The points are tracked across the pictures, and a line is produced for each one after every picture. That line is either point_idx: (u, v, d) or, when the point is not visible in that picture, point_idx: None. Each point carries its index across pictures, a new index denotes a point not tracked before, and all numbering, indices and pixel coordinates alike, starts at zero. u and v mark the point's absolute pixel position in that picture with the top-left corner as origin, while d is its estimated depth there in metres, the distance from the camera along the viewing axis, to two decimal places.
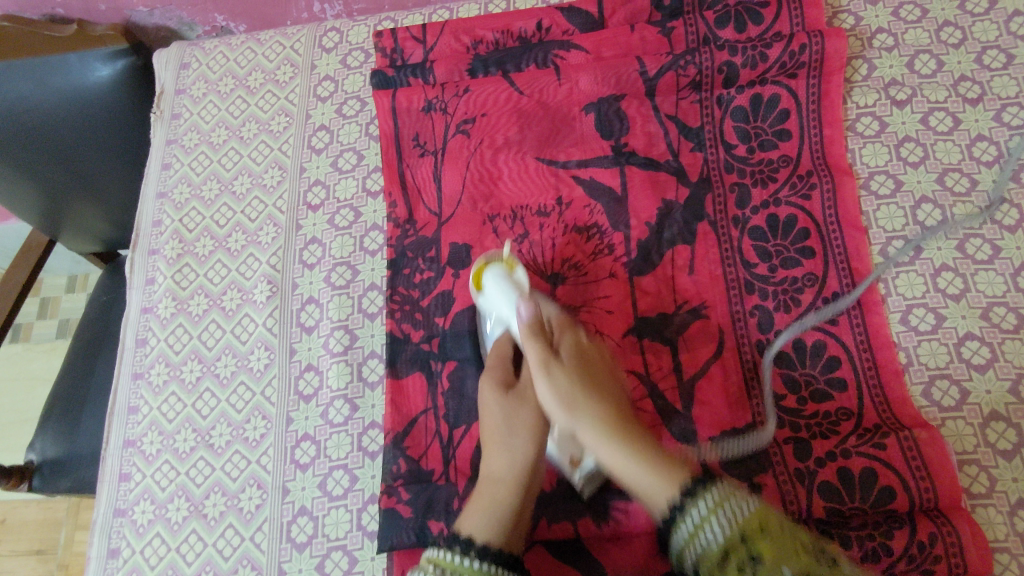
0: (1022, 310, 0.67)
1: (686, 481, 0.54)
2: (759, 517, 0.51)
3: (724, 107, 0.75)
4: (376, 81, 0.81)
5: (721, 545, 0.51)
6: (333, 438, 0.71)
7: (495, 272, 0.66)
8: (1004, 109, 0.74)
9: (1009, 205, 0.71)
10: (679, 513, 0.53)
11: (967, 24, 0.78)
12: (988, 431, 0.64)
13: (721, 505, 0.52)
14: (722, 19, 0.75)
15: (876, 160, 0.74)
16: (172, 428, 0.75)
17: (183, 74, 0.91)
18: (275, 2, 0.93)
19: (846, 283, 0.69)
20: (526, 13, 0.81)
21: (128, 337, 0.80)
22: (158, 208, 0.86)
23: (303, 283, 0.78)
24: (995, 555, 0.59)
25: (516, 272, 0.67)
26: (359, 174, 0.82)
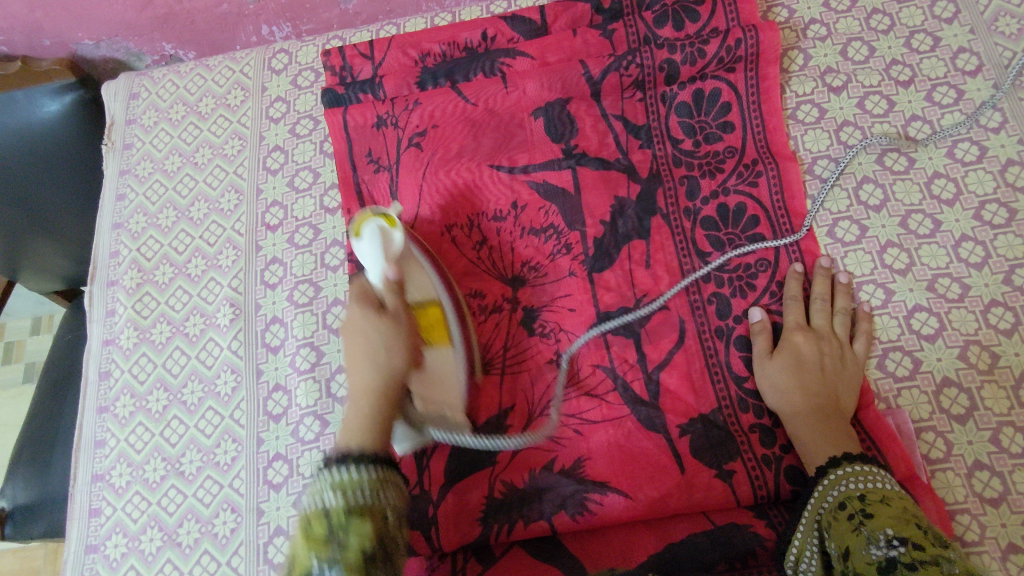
0: (965, 279, 0.69)
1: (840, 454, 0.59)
2: (896, 501, 0.54)
3: (668, 104, 0.77)
4: (327, 99, 0.82)
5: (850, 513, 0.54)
6: (306, 455, 0.71)
7: (372, 228, 0.65)
8: (934, 89, 0.77)
9: (946, 179, 0.73)
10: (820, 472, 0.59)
11: (894, 11, 0.81)
12: (941, 398, 0.66)
13: (859, 476, 0.57)
14: (661, 19, 0.77)
15: (817, 146, 0.77)
16: (140, 458, 0.74)
17: (133, 104, 0.91)
18: (222, 28, 0.94)
19: (797, 263, 0.71)
20: (470, 24, 0.82)
21: (91, 370, 0.79)
22: (115, 239, 0.85)
23: (265, 303, 0.78)
24: (955, 517, 0.62)
25: (393, 232, 0.66)
26: (316, 193, 0.82)
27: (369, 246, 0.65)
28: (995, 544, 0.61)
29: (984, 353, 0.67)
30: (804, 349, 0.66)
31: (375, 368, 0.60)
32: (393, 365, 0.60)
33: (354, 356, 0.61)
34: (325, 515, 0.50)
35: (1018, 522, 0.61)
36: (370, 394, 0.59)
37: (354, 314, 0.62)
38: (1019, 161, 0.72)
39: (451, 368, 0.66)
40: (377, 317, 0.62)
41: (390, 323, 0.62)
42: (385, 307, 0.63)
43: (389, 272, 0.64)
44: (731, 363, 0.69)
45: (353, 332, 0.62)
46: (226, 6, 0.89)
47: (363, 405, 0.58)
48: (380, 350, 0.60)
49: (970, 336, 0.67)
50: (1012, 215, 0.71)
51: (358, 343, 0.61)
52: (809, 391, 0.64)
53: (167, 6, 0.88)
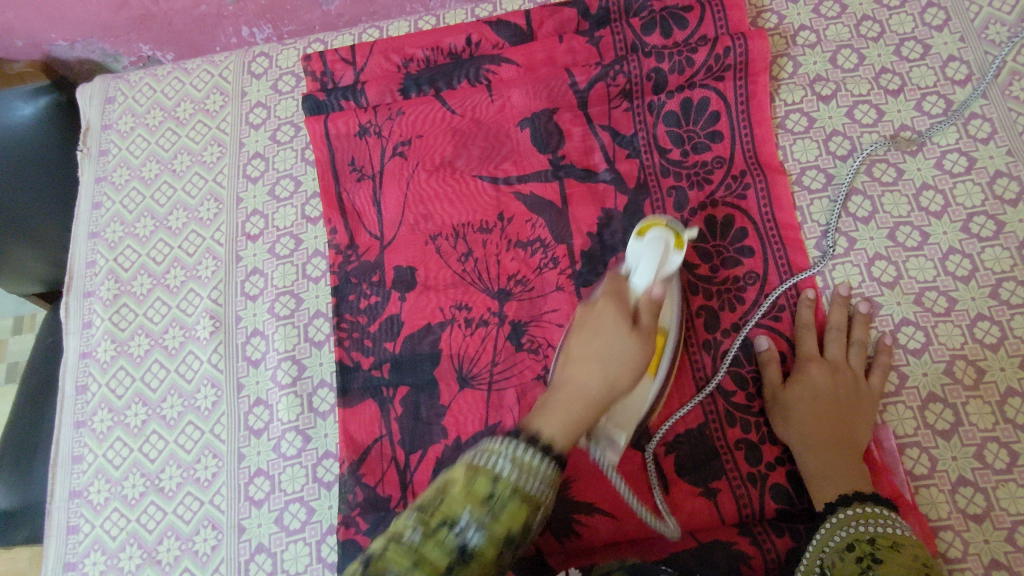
0: (952, 293, 0.69)
1: (852, 493, 0.59)
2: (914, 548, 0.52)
3: (656, 112, 0.76)
4: (308, 106, 0.81)
5: (857, 553, 0.54)
6: (287, 471, 0.70)
7: (659, 237, 0.59)
8: (924, 98, 0.76)
9: (933, 190, 0.73)
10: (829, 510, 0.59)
11: (884, 17, 0.80)
12: (926, 413, 0.66)
13: (871, 518, 0.56)
14: (648, 26, 0.76)
15: (806, 156, 0.76)
16: (120, 474, 0.73)
17: (109, 109, 0.89)
18: (201, 29, 0.91)
19: (810, 290, 0.70)
20: (454, 29, 0.81)
21: (68, 383, 0.77)
22: (91, 248, 0.83)
23: (246, 315, 0.77)
24: (939, 533, 0.62)
25: (674, 255, 0.60)
26: (297, 201, 0.81)
27: (649, 249, 0.59)
28: (978, 560, 0.61)
29: (970, 368, 0.66)
30: (818, 380, 0.65)
31: (603, 376, 0.55)
32: (588, 387, 0.55)
33: (583, 351, 0.56)
34: (494, 479, 0.45)
35: (1001, 539, 0.61)
36: (585, 400, 0.54)
37: (606, 311, 0.58)
38: (1007, 172, 0.72)
39: (644, 402, 0.62)
40: (631, 334, 0.56)
41: (644, 344, 0.56)
42: (637, 322, 0.57)
43: (655, 289, 0.58)
44: (718, 376, 0.69)
45: (592, 331, 0.57)
46: (204, 7, 0.87)
47: (564, 416, 0.52)
48: (613, 358, 0.55)
49: (956, 350, 0.67)
50: (1000, 227, 0.70)
51: (607, 346, 0.56)
52: (821, 422, 0.63)
53: (143, 6, 0.86)
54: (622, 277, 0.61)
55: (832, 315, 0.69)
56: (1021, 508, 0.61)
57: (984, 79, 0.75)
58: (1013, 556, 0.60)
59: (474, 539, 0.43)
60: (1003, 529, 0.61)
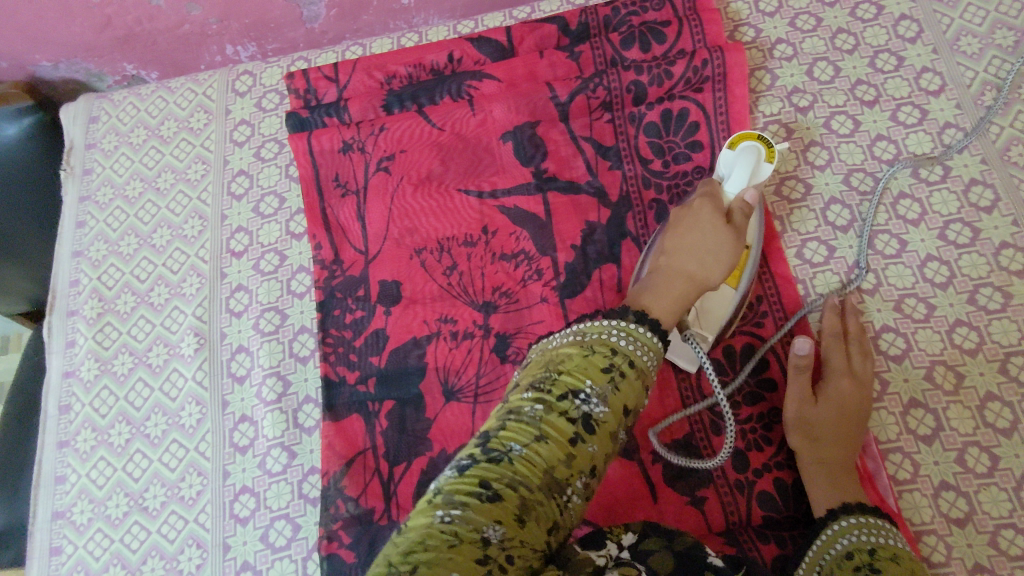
0: (931, 300, 0.70)
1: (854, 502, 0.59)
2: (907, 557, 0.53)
3: (637, 124, 0.76)
4: (292, 123, 0.81)
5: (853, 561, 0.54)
6: (272, 488, 0.70)
7: (750, 151, 0.64)
8: (899, 108, 0.77)
9: (910, 199, 0.74)
10: (830, 518, 0.59)
11: (859, 30, 0.81)
12: (908, 419, 0.66)
13: (869, 526, 0.57)
14: (627, 41, 0.78)
15: (785, 166, 0.77)
16: (103, 494, 0.72)
17: (92, 128, 0.89)
18: (185, 48, 0.92)
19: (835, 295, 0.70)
20: (436, 45, 0.82)
21: (50, 404, 0.77)
22: (75, 267, 0.83)
23: (231, 331, 0.77)
24: (922, 538, 0.63)
25: (766, 165, 0.65)
26: (281, 218, 0.81)
27: (743, 161, 0.64)
28: (961, 565, 0.61)
29: (950, 373, 0.67)
30: (851, 398, 0.64)
31: (700, 263, 0.60)
32: (705, 277, 0.59)
33: (678, 240, 0.62)
34: (610, 352, 0.49)
35: (984, 543, 0.61)
36: (685, 281, 0.59)
37: (702, 209, 0.63)
38: (981, 180, 0.73)
39: (721, 306, 0.65)
40: (727, 224, 0.62)
41: (733, 235, 0.61)
42: (733, 220, 0.63)
43: (747, 195, 0.64)
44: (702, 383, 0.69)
45: (691, 224, 0.62)
46: (188, 26, 0.88)
47: (671, 293, 0.57)
48: (714, 251, 0.61)
49: (936, 356, 0.68)
50: (975, 234, 0.71)
51: (693, 240, 0.61)
52: (839, 441, 0.62)
53: (127, 26, 0.86)
54: (716, 185, 0.66)
55: (825, 319, 0.69)
56: (1002, 512, 0.62)
57: (990, 109, 0.75)
58: (996, 560, 0.61)
59: (525, 451, 0.44)
60: (986, 533, 0.62)
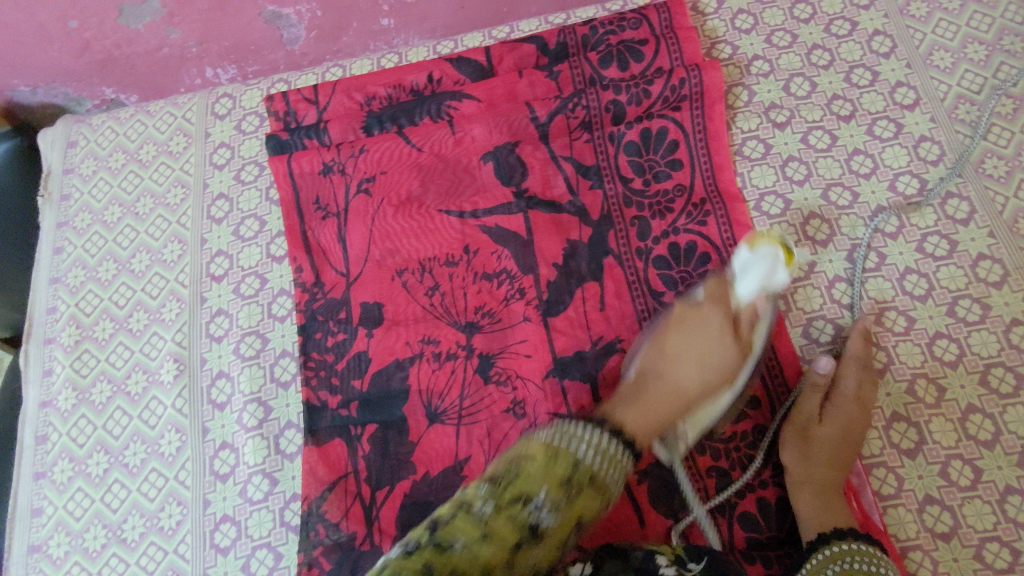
0: (911, 313, 0.70)
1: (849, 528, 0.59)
2: None
3: (616, 143, 0.77)
4: (271, 146, 0.81)
5: None
6: (253, 516, 0.69)
7: (769, 250, 0.61)
8: (875, 123, 0.78)
9: (888, 213, 0.74)
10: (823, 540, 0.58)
11: (834, 46, 0.82)
12: (892, 432, 0.66)
13: (866, 556, 0.57)
14: (605, 60, 0.78)
15: (764, 182, 0.77)
16: (80, 526, 0.71)
17: (70, 153, 0.89)
18: (164, 71, 0.92)
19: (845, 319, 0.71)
20: (415, 66, 0.82)
21: (27, 434, 0.75)
22: (52, 294, 0.82)
23: (211, 357, 0.76)
24: (908, 554, 0.62)
25: (784, 271, 0.62)
26: (262, 241, 0.80)
27: (756, 263, 0.62)
28: None
29: (932, 386, 0.67)
30: (856, 422, 0.65)
31: (699, 372, 0.62)
32: (686, 379, 0.62)
33: (678, 343, 0.64)
34: (576, 464, 0.50)
35: (969, 556, 0.61)
36: (670, 388, 0.62)
37: (709, 319, 0.64)
38: (957, 192, 0.74)
39: (714, 414, 0.64)
40: (733, 339, 0.63)
41: (736, 361, 0.63)
42: (739, 334, 0.64)
43: (756, 302, 0.64)
44: None
45: (694, 326, 0.64)
46: (167, 49, 0.87)
47: (649, 406, 0.60)
48: (707, 357, 0.63)
49: (918, 369, 0.68)
50: (953, 246, 0.72)
51: (698, 322, 0.64)
52: (835, 463, 0.63)
53: (105, 50, 0.86)
54: (728, 280, 0.66)
55: (851, 346, 0.68)
56: (986, 525, 0.62)
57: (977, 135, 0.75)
58: (982, 574, 0.61)
59: (547, 518, 0.46)
60: (971, 547, 0.62)
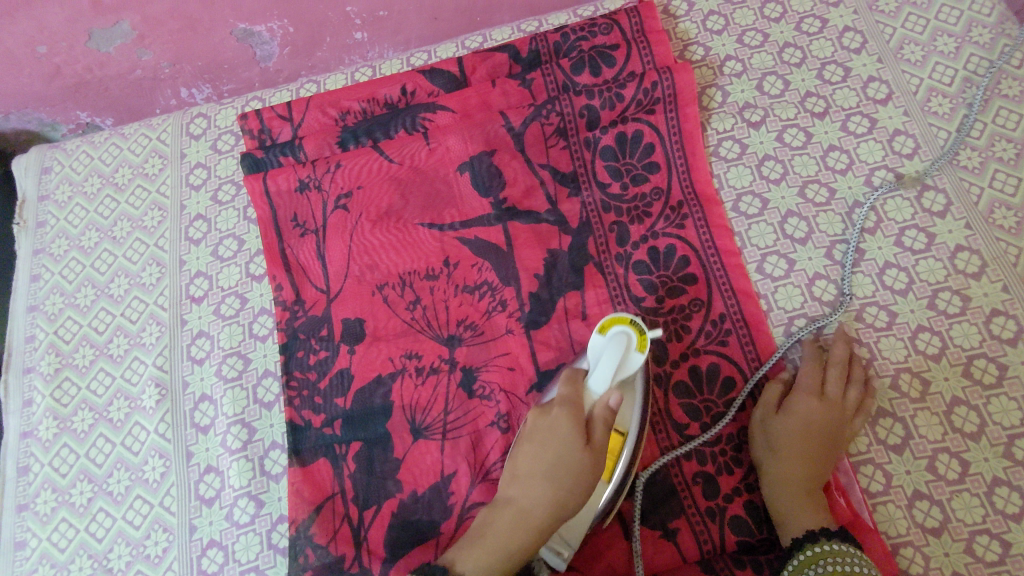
0: (892, 307, 0.70)
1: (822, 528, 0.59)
2: None
3: (593, 149, 0.77)
4: (247, 164, 0.81)
5: None
6: (241, 540, 0.68)
7: (620, 341, 0.60)
8: (849, 119, 0.78)
9: (866, 208, 0.74)
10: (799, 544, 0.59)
11: (805, 44, 0.83)
12: (878, 428, 0.66)
13: (838, 556, 0.57)
14: (577, 66, 0.78)
15: (741, 182, 0.78)
16: (65, 557, 0.70)
17: (45, 179, 0.88)
18: (138, 94, 0.91)
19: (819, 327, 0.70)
20: (389, 79, 0.82)
21: (8, 466, 0.74)
22: (30, 322, 0.81)
23: (193, 380, 0.75)
24: (898, 550, 0.62)
25: (637, 354, 0.60)
26: (241, 260, 0.80)
27: (611, 362, 0.59)
28: (939, 574, 0.61)
29: (915, 380, 0.67)
30: (815, 418, 0.64)
31: (535, 498, 0.57)
32: (540, 519, 0.57)
33: (528, 471, 0.58)
34: None
35: (959, 550, 0.61)
36: (520, 518, 0.57)
37: (558, 426, 0.58)
38: (933, 185, 0.74)
39: (591, 510, 0.61)
40: (588, 446, 0.58)
41: (592, 460, 0.58)
42: (593, 439, 0.59)
43: (612, 397, 0.59)
44: (672, 411, 0.69)
45: (541, 437, 0.59)
46: (139, 71, 0.87)
47: (489, 552, 0.55)
48: (559, 461, 0.57)
49: (901, 363, 0.68)
50: (931, 239, 0.72)
51: (551, 445, 0.58)
52: (806, 460, 0.62)
53: (77, 75, 0.86)
54: (580, 373, 0.62)
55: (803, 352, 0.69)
56: (975, 517, 0.62)
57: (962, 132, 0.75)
58: (973, 567, 0.61)
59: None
60: (962, 541, 0.62)
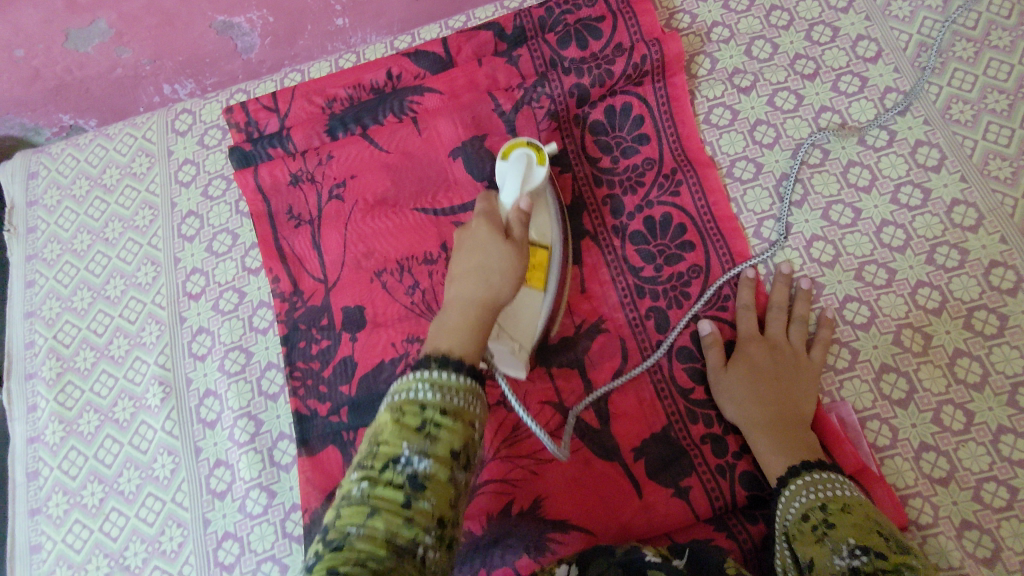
0: (891, 264, 0.70)
1: (801, 459, 0.60)
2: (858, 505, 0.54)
3: (583, 125, 0.77)
4: (236, 158, 0.80)
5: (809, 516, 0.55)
6: (255, 530, 0.69)
7: (524, 151, 0.64)
8: (839, 79, 0.78)
9: (860, 167, 0.74)
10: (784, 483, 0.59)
11: (792, 5, 0.82)
12: (881, 384, 0.67)
13: (818, 482, 0.57)
14: (564, 40, 0.77)
15: (734, 148, 0.77)
16: (81, 558, 0.70)
17: (33, 184, 0.87)
18: (121, 92, 0.90)
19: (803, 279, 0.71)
20: (373, 64, 0.81)
21: (18, 472, 0.74)
22: (29, 328, 0.80)
23: (197, 376, 0.75)
24: (908, 501, 0.63)
25: (538, 168, 0.65)
26: (236, 254, 0.80)
27: (513, 164, 0.64)
28: (949, 523, 0.62)
29: (917, 334, 0.68)
30: (758, 359, 0.67)
31: (486, 284, 0.56)
32: (500, 290, 0.56)
33: (463, 268, 0.57)
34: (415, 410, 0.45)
35: (969, 498, 0.62)
36: (475, 307, 0.54)
37: (479, 231, 0.59)
38: (927, 140, 0.74)
39: (532, 319, 0.65)
40: (507, 241, 0.58)
41: (516, 258, 0.57)
42: (512, 233, 0.60)
43: (522, 202, 0.61)
44: (676, 376, 0.69)
45: (470, 247, 0.58)
46: (121, 69, 0.86)
47: (450, 329, 0.52)
48: (492, 265, 0.57)
49: (902, 319, 0.68)
50: (926, 194, 0.72)
51: (475, 257, 0.57)
52: (764, 400, 0.64)
53: (57, 76, 0.84)
54: (492, 203, 0.62)
55: (740, 296, 0.70)
56: (983, 465, 0.63)
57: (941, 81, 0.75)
58: (983, 514, 0.61)
59: (420, 467, 0.43)
60: (969, 488, 0.62)
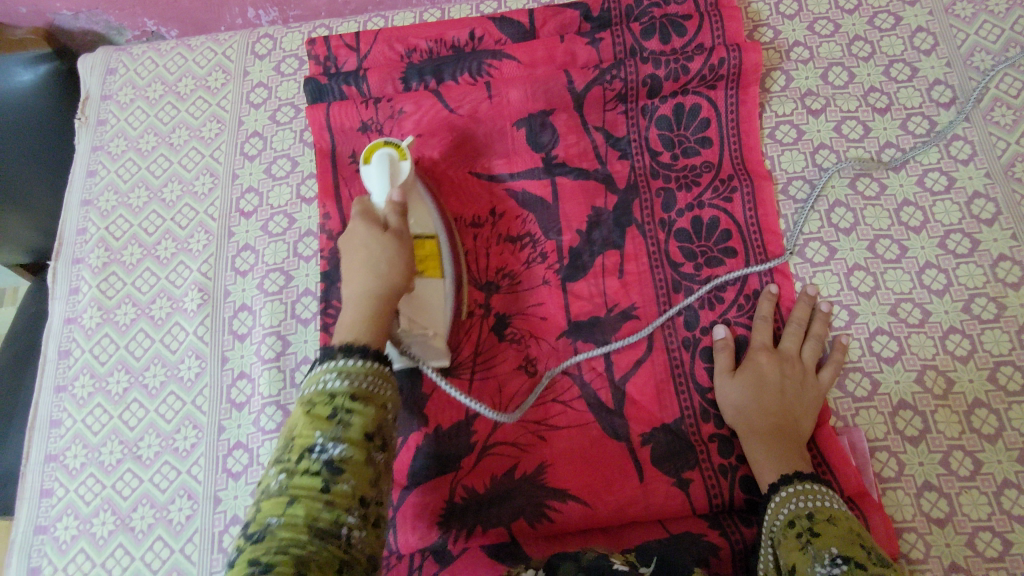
0: (926, 305, 0.71)
1: (791, 469, 0.61)
2: (842, 515, 0.56)
3: (649, 116, 0.78)
4: (309, 89, 0.81)
5: (793, 522, 0.57)
6: (266, 445, 0.70)
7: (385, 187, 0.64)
8: (909, 118, 0.79)
9: (913, 207, 0.75)
10: (772, 491, 0.61)
11: (875, 39, 0.82)
12: (896, 419, 0.68)
13: (805, 492, 0.59)
14: (648, 31, 0.78)
15: (793, 167, 0.78)
16: (97, 440, 0.73)
17: (110, 79, 0.89)
18: (207, 8, 0.92)
19: (824, 303, 0.72)
20: (459, 22, 0.83)
21: (50, 348, 0.77)
22: (82, 215, 0.83)
23: (235, 290, 0.77)
24: (902, 535, 0.64)
25: (402, 189, 0.64)
26: (293, 181, 0.82)
27: (381, 207, 0.63)
28: (938, 563, 0.63)
29: (940, 378, 0.69)
30: (766, 369, 0.68)
31: (386, 313, 0.56)
32: (400, 319, 0.57)
33: (358, 302, 0.57)
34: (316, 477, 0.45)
35: (961, 543, 0.63)
36: (376, 341, 0.55)
37: (363, 279, 0.57)
38: (984, 193, 0.74)
39: (440, 302, 0.66)
40: (397, 278, 0.58)
41: (407, 283, 0.59)
42: (395, 258, 0.60)
43: (396, 220, 0.61)
44: (696, 374, 0.70)
45: (355, 288, 0.57)
46: None
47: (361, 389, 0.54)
48: (389, 300, 0.57)
49: (928, 360, 0.69)
50: (974, 245, 0.73)
51: (366, 289, 0.57)
52: (764, 409, 0.65)
53: None
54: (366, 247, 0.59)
55: (759, 307, 0.71)
56: (981, 514, 0.64)
57: (1007, 141, 0.76)
58: (972, 560, 0.62)
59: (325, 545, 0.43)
60: (965, 534, 0.63)
